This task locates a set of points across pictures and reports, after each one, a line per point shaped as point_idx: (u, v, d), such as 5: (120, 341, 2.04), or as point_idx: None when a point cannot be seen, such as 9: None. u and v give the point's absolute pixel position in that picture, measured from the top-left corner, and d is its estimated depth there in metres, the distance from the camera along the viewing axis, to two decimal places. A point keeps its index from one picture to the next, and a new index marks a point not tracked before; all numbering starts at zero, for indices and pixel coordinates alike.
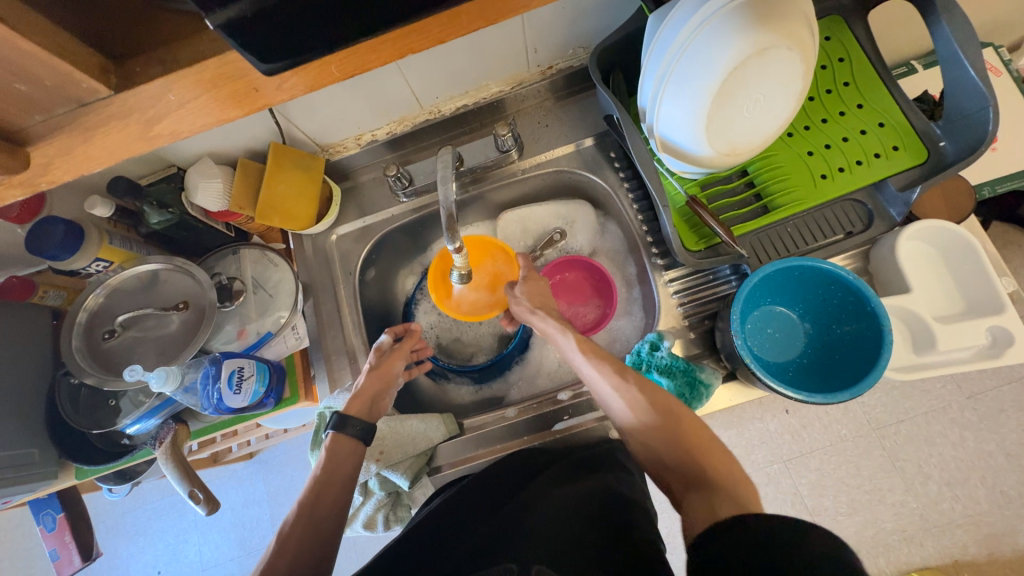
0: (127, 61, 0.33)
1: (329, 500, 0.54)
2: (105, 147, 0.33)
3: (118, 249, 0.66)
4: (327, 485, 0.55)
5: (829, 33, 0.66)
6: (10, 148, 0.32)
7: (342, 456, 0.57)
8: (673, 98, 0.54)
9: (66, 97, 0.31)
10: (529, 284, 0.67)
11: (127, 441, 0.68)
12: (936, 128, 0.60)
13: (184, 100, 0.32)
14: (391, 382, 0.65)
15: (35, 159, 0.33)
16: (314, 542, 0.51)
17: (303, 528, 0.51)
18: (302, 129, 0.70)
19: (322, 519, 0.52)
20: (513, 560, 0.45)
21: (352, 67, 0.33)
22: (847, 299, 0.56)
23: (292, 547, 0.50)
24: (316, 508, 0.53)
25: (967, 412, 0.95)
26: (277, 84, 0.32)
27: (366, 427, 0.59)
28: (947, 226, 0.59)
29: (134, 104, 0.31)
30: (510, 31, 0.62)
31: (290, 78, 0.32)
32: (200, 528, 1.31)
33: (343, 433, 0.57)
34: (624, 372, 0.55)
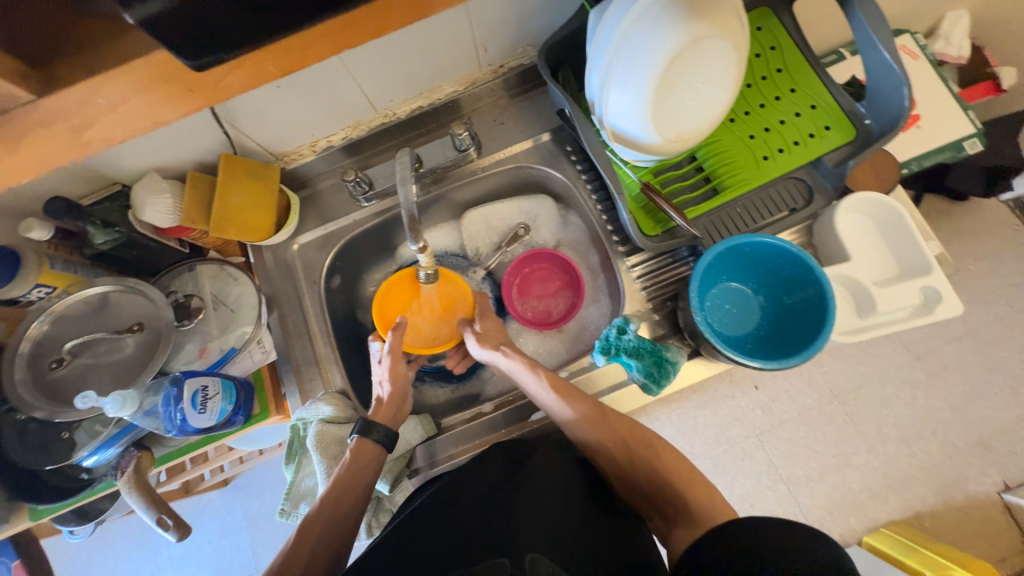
0: (50, 66, 0.31)
1: (348, 503, 0.56)
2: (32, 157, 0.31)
3: (62, 274, 0.64)
4: (347, 487, 0.57)
5: (760, 24, 0.71)
6: None
7: (366, 457, 0.59)
8: (619, 88, 0.56)
9: None
10: (488, 321, 0.70)
11: (85, 475, 0.66)
12: (861, 107, 0.65)
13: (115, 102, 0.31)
14: (403, 386, 0.65)
15: None
16: (327, 544, 0.53)
17: (323, 527, 0.54)
18: (253, 138, 0.69)
19: (337, 522, 0.55)
20: (506, 553, 0.48)
21: (290, 63, 0.33)
22: (793, 273, 0.60)
23: (307, 546, 0.52)
24: (330, 518, 0.54)
25: (916, 372, 1.01)
26: (214, 81, 0.32)
27: (390, 433, 0.60)
28: (880, 199, 0.63)
29: (62, 110, 0.30)
30: (458, 29, 0.63)
31: (226, 75, 0.32)
32: (176, 563, 1.25)
33: (369, 438, 0.59)
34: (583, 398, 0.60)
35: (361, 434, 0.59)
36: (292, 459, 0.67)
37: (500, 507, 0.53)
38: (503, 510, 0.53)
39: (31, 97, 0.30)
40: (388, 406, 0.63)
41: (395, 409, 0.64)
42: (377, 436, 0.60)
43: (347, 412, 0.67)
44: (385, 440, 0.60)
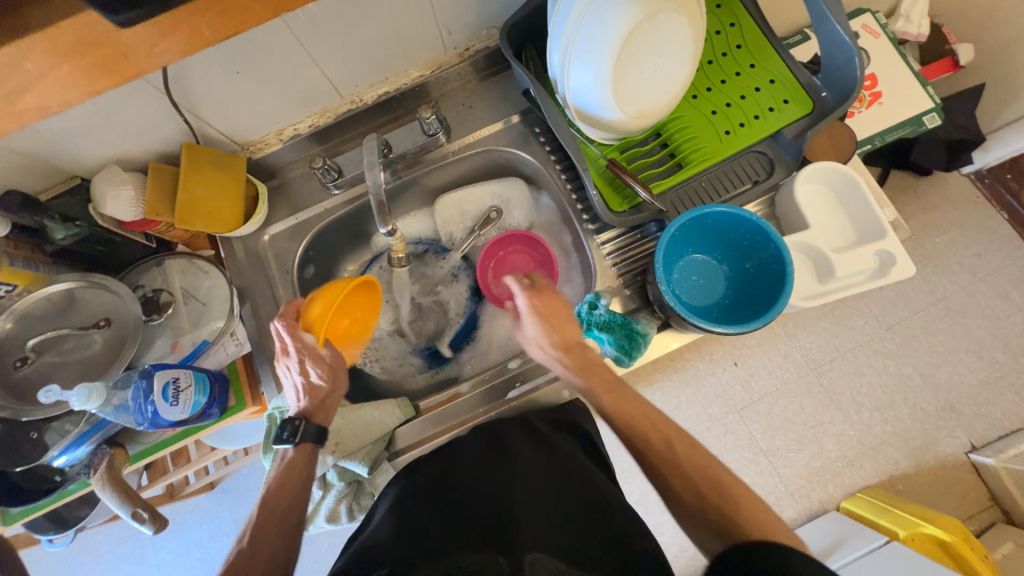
0: None
1: (293, 509, 0.54)
2: None
3: (20, 271, 0.61)
4: (287, 491, 0.55)
5: (720, 2, 0.72)
6: None
7: (298, 465, 0.57)
8: (579, 64, 0.57)
9: None
10: (546, 309, 0.60)
11: (58, 477, 0.64)
12: (818, 80, 0.67)
13: (45, 69, 0.30)
14: (337, 386, 0.62)
15: None
16: (279, 541, 0.51)
17: (278, 531, 0.52)
18: (217, 128, 0.68)
19: (280, 522, 0.52)
20: (506, 554, 0.45)
21: (225, 29, 0.32)
22: (755, 243, 0.62)
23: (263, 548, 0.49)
24: (284, 524, 0.52)
25: (887, 342, 1.04)
26: (148, 48, 0.31)
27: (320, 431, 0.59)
28: (836, 167, 0.66)
29: None
30: (419, 10, 0.63)
31: (160, 41, 0.31)
32: (165, 570, 1.24)
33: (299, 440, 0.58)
34: (620, 393, 0.57)
35: (297, 438, 0.57)
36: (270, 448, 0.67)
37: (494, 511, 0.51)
38: (501, 513, 0.50)
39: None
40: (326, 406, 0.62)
41: (330, 408, 0.62)
42: (311, 435, 0.58)
43: None
44: (313, 438, 0.58)
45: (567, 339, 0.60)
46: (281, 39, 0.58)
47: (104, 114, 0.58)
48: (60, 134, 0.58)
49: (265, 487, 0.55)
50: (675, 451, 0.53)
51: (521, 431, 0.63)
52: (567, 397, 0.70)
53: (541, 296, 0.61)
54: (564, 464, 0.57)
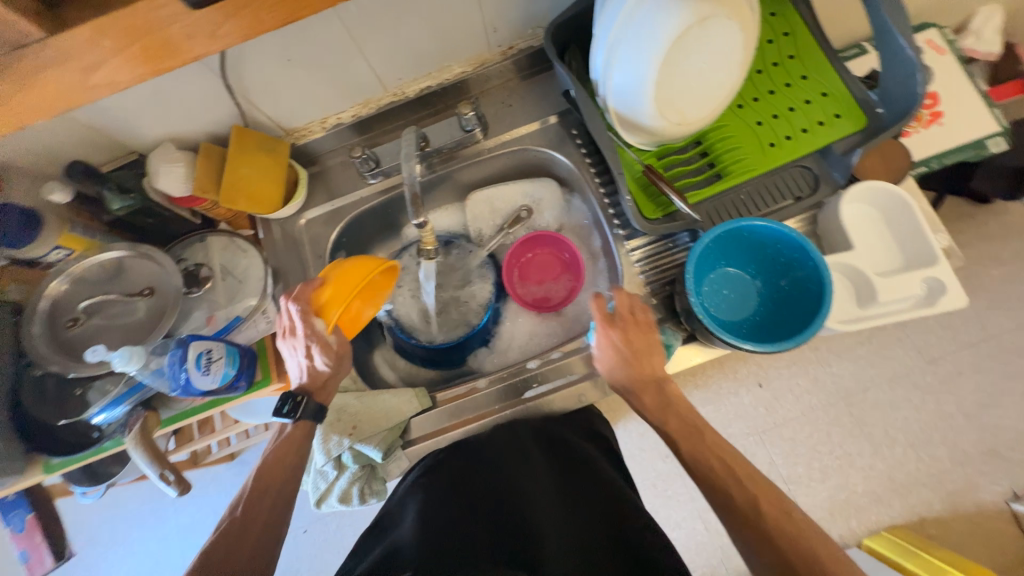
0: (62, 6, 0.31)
1: (288, 485, 0.57)
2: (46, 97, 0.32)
3: (81, 237, 0.65)
4: (287, 466, 0.57)
5: (774, 10, 0.70)
6: None
7: (296, 438, 0.59)
8: (623, 67, 0.56)
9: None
10: (636, 341, 0.57)
11: (96, 434, 0.68)
12: (874, 96, 0.64)
13: (119, 47, 0.31)
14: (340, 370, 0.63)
15: None
16: (271, 520, 0.54)
17: (270, 502, 0.55)
18: (265, 113, 0.71)
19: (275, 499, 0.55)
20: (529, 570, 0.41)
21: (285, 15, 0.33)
22: (791, 258, 0.60)
23: (252, 532, 0.52)
24: (274, 496, 0.55)
25: (928, 376, 0.98)
26: (210, 31, 0.32)
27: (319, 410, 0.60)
28: (886, 187, 0.63)
29: (69, 50, 0.30)
30: (467, 7, 0.64)
31: (224, 22, 0.32)
32: (182, 533, 1.29)
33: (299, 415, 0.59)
34: (700, 434, 0.54)
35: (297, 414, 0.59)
36: None
37: (508, 514, 0.51)
38: (516, 515, 0.51)
39: (44, 36, 0.30)
40: (326, 386, 0.62)
41: (330, 388, 0.63)
42: (309, 413, 0.60)
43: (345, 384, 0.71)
44: (312, 416, 0.60)
45: (644, 375, 0.56)
46: (332, 29, 0.60)
47: (164, 93, 0.61)
48: (123, 109, 0.61)
49: (262, 459, 0.58)
50: (761, 510, 0.48)
51: (538, 444, 0.64)
52: (585, 402, 0.68)
53: (634, 325, 0.58)
54: (581, 483, 0.58)
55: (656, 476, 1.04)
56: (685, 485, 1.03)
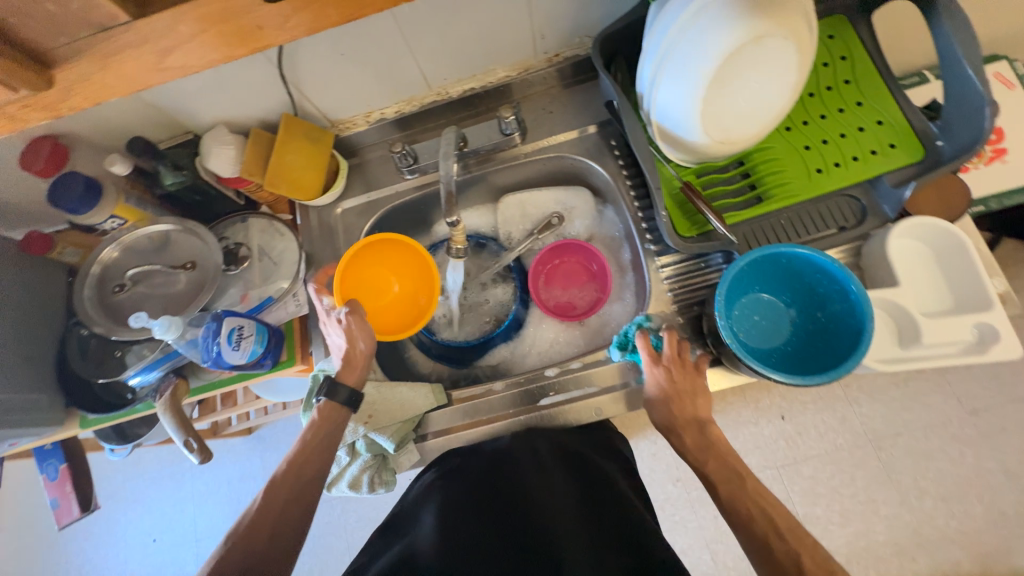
0: None
1: (313, 468, 0.58)
2: (122, 76, 0.33)
3: (134, 209, 0.70)
4: (314, 449, 0.58)
5: (832, 32, 0.68)
6: (37, 69, 0.32)
7: (320, 424, 0.60)
8: (670, 83, 0.56)
9: (87, 20, 0.30)
10: (682, 386, 0.57)
11: (129, 395, 0.71)
12: (934, 128, 0.61)
13: (194, 33, 0.32)
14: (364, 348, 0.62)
15: (59, 82, 0.33)
16: (298, 502, 0.55)
17: (289, 490, 0.56)
18: (314, 104, 0.73)
19: (303, 484, 0.57)
20: None
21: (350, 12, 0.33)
22: (831, 287, 0.57)
23: (274, 512, 0.54)
24: (297, 483, 0.56)
25: (967, 428, 0.92)
26: (279, 22, 0.32)
27: (354, 395, 0.61)
28: (940, 223, 0.59)
29: (147, 34, 0.31)
30: (518, 12, 0.65)
31: (294, 15, 0.32)
32: (196, 499, 1.34)
33: (333, 400, 0.60)
34: (742, 484, 0.52)
35: (326, 397, 0.60)
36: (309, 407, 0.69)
37: (526, 533, 0.52)
38: (536, 533, 0.51)
39: (128, 19, 0.31)
40: (357, 369, 0.62)
41: (357, 368, 0.63)
42: (341, 399, 0.60)
43: None
44: (346, 401, 0.61)
45: (685, 414, 0.56)
46: (386, 27, 0.62)
47: (224, 78, 0.64)
48: (185, 92, 0.65)
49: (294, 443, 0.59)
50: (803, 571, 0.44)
51: (553, 451, 0.64)
52: (600, 415, 0.66)
53: (681, 369, 0.58)
54: (595, 496, 0.58)
55: (663, 499, 1.01)
56: (693, 512, 1.00)
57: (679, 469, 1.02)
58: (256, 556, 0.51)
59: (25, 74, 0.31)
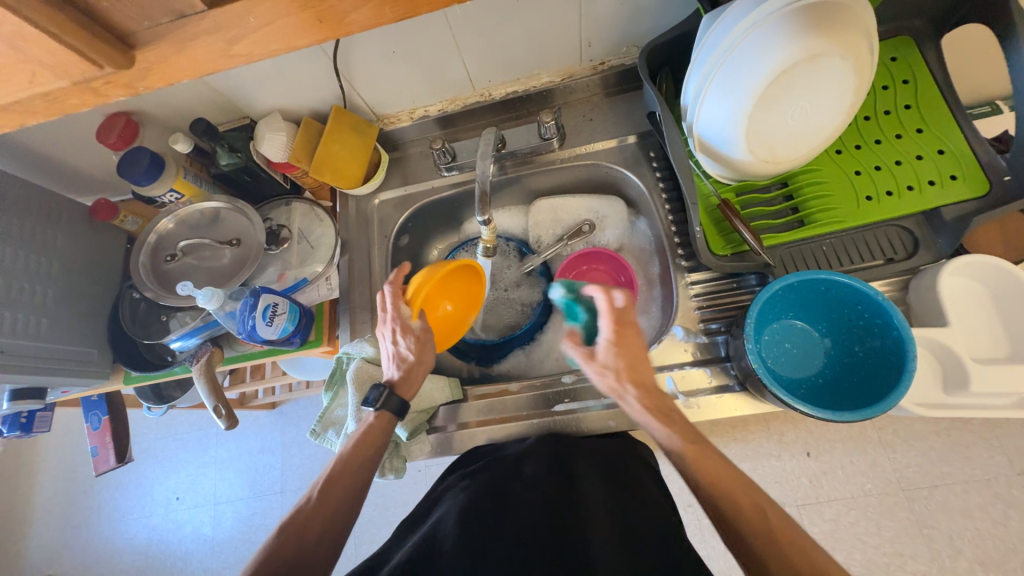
0: None
1: (357, 479, 0.57)
2: (194, 60, 0.35)
3: (191, 184, 0.74)
4: (362, 464, 0.58)
5: (896, 54, 0.65)
6: (120, 49, 0.35)
7: (375, 430, 0.60)
8: (717, 97, 0.55)
9: (168, 8, 0.33)
10: (634, 349, 0.52)
11: (170, 357, 0.76)
12: (1003, 161, 0.57)
13: (261, 24, 0.34)
14: (424, 364, 0.64)
15: (138, 62, 0.35)
16: (344, 503, 0.55)
17: (336, 495, 0.55)
18: (363, 97, 0.76)
19: (348, 484, 0.56)
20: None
21: (405, 10, 0.33)
22: (874, 321, 0.54)
23: (326, 514, 0.54)
24: (349, 485, 0.56)
25: (1015, 489, 0.84)
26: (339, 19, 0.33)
27: (401, 406, 0.61)
28: (997, 262, 0.55)
29: (221, 23, 0.34)
30: (567, 17, 0.65)
31: (354, 11, 0.33)
32: (218, 464, 1.41)
33: (385, 409, 0.61)
34: (704, 450, 0.46)
35: (377, 406, 0.60)
36: (332, 386, 0.72)
37: (561, 544, 0.50)
38: (570, 542, 0.50)
39: (203, 8, 0.33)
40: (415, 381, 0.64)
41: (414, 382, 0.64)
42: (394, 407, 0.61)
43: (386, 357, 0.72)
44: (395, 409, 0.61)
45: (639, 378, 0.51)
46: (437, 27, 0.64)
47: (283, 68, 0.68)
48: (246, 79, 0.69)
49: (342, 449, 0.59)
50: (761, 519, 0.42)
51: (587, 463, 0.61)
52: (612, 426, 0.66)
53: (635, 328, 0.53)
54: (636, 509, 0.55)
55: None
56: (702, 540, 0.97)
57: (690, 494, 0.99)
58: (303, 553, 0.51)
59: (111, 54, 0.34)
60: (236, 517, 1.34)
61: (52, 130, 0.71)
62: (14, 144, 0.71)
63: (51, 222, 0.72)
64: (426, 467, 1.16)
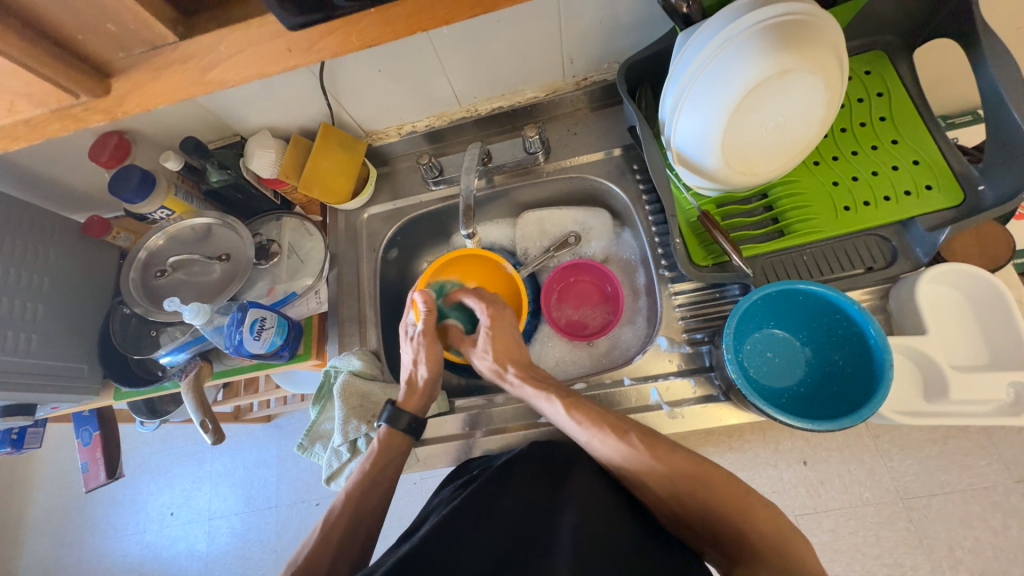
0: (195, 18, 0.37)
1: (371, 502, 0.60)
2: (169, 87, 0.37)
3: (182, 202, 0.76)
4: (370, 485, 0.60)
5: (870, 68, 0.66)
6: (96, 78, 0.36)
7: (387, 445, 0.63)
8: (693, 112, 0.56)
9: (142, 39, 0.35)
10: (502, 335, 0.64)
11: (159, 372, 0.76)
12: (976, 171, 0.58)
13: (232, 52, 0.35)
14: (433, 372, 0.64)
15: (114, 90, 0.37)
16: (354, 530, 0.57)
17: (347, 519, 0.58)
18: (351, 114, 0.78)
19: (358, 504, 0.59)
20: None
21: (371, 39, 0.35)
22: (851, 329, 0.55)
23: (336, 537, 0.56)
24: (363, 507, 0.59)
25: (1013, 497, 0.83)
26: (307, 46, 0.35)
27: (416, 422, 0.65)
28: (972, 270, 0.56)
29: (194, 53, 0.35)
30: (548, 36, 0.67)
31: (319, 40, 0.35)
32: (214, 479, 1.40)
33: (396, 426, 0.63)
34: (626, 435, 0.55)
35: (388, 423, 0.63)
36: (320, 400, 0.72)
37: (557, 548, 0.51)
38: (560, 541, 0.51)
39: (176, 39, 0.36)
40: (418, 394, 0.65)
41: (417, 399, 0.65)
42: (403, 425, 0.64)
43: (374, 369, 0.73)
44: (408, 428, 0.64)
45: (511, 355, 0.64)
46: (420, 46, 0.65)
47: (271, 88, 0.69)
48: (236, 99, 0.71)
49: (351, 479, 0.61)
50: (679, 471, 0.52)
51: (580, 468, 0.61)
52: None
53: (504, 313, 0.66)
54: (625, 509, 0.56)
55: None
56: None
57: None
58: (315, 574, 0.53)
59: (86, 82, 0.35)
60: (230, 533, 1.33)
61: (46, 151, 0.73)
62: (10, 166, 0.73)
63: (46, 240, 0.73)
64: (421, 480, 1.15)
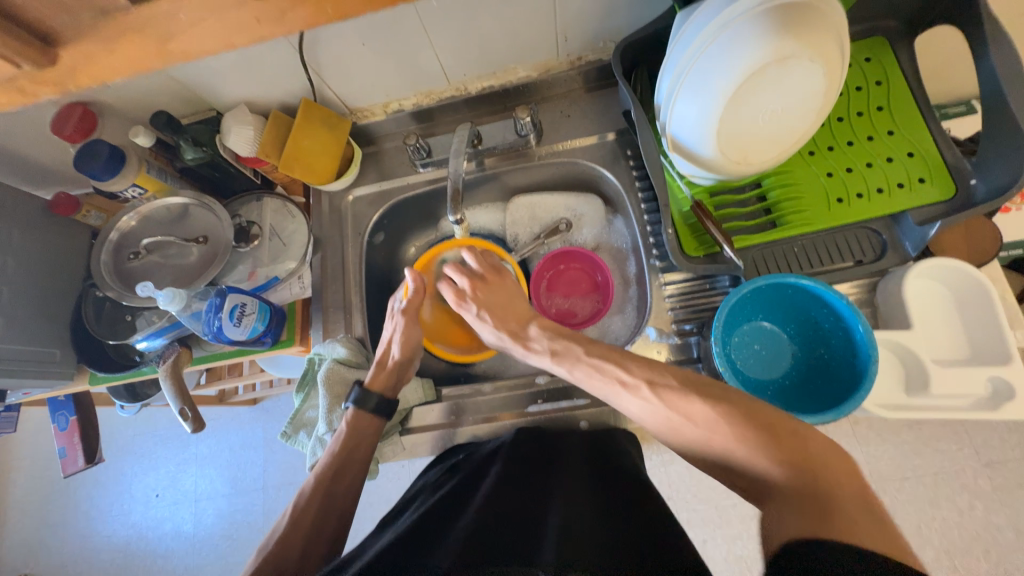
0: None
1: (342, 488, 0.59)
2: (124, 57, 0.34)
3: (154, 179, 0.72)
4: (343, 465, 0.59)
5: (870, 54, 0.65)
6: (42, 47, 0.33)
7: (350, 430, 0.62)
8: (689, 99, 0.54)
9: (90, 4, 0.32)
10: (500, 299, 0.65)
11: (137, 357, 0.75)
12: (968, 164, 0.57)
13: (193, 21, 0.32)
14: (410, 350, 0.66)
15: (63, 61, 0.34)
16: (328, 512, 0.57)
17: (316, 509, 0.56)
18: (333, 90, 0.74)
19: (327, 487, 0.58)
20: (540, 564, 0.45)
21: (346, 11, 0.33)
22: (839, 324, 0.55)
23: (306, 522, 0.55)
24: (339, 490, 0.58)
25: (981, 480, 0.86)
26: (277, 17, 0.33)
27: (384, 403, 0.63)
28: (960, 266, 0.56)
29: (150, 20, 0.32)
30: (541, 11, 0.64)
31: (291, 10, 0.32)
32: (199, 461, 1.39)
33: (363, 408, 0.62)
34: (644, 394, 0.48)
35: (357, 403, 0.62)
36: (304, 388, 0.71)
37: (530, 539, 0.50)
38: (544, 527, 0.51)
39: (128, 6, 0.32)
40: (387, 372, 0.66)
41: (391, 379, 0.66)
42: (370, 406, 0.63)
43: (358, 358, 0.71)
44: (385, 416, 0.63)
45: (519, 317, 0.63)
46: (405, 18, 0.62)
47: (247, 60, 0.65)
48: (209, 71, 0.67)
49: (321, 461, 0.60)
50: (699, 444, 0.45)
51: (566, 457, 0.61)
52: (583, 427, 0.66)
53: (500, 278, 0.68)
54: (611, 499, 0.55)
55: None
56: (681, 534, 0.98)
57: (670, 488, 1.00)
58: (283, 566, 0.52)
59: (30, 52, 0.33)
60: (216, 514, 1.33)
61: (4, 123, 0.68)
62: None
63: (10, 219, 0.69)
64: (410, 463, 1.16)
